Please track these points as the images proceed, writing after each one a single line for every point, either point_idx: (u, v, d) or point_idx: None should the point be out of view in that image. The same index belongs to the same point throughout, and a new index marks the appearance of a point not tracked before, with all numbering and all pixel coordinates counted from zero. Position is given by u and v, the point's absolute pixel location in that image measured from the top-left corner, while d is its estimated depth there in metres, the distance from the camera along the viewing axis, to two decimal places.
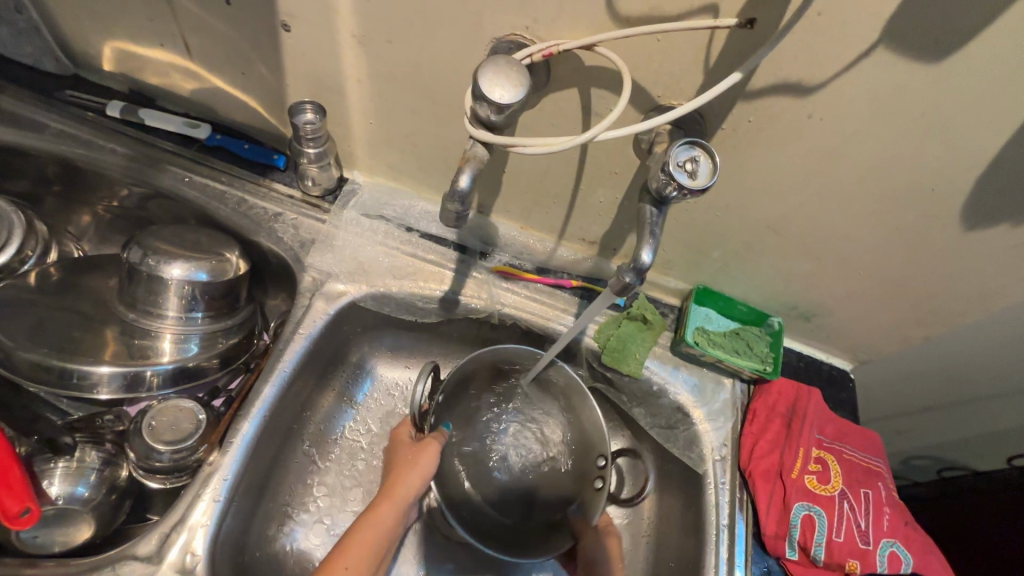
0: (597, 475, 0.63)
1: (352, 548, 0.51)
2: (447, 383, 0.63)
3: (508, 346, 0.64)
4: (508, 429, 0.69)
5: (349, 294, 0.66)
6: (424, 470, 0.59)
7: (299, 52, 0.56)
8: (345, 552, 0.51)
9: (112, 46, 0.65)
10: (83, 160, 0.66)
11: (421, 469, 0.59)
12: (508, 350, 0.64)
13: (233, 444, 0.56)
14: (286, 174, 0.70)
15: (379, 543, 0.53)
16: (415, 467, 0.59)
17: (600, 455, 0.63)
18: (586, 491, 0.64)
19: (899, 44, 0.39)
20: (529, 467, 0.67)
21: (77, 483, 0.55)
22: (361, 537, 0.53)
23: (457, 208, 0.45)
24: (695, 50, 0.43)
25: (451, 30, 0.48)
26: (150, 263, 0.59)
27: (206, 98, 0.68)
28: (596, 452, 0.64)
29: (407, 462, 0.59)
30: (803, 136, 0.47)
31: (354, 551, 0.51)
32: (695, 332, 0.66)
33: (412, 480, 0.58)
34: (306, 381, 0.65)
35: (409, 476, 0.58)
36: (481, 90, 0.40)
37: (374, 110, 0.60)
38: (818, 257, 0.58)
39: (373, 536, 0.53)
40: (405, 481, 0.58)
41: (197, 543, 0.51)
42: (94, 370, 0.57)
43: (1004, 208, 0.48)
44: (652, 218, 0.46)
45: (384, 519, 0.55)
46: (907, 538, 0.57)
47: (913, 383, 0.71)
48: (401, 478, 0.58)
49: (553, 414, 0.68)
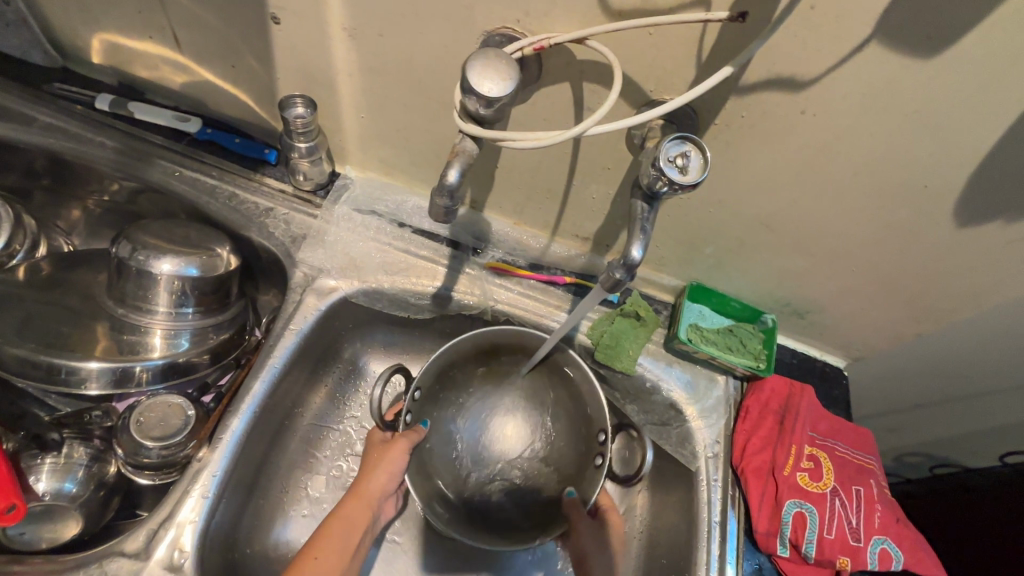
0: (598, 453, 0.63)
1: (320, 540, 0.53)
2: (421, 378, 0.63)
3: (482, 330, 0.64)
4: (496, 420, 0.66)
5: (340, 289, 0.65)
6: (388, 465, 0.60)
7: (289, 45, 0.55)
8: (314, 544, 0.53)
9: (101, 39, 0.64)
10: (71, 153, 0.65)
11: (386, 464, 0.61)
12: (507, 332, 0.64)
13: (221, 440, 0.55)
14: (277, 169, 0.70)
15: (347, 535, 0.56)
16: (379, 463, 0.61)
17: (599, 430, 0.64)
18: (585, 470, 0.64)
19: (892, 39, 0.39)
20: (518, 460, 0.65)
21: (65, 480, 0.55)
22: (329, 531, 0.55)
23: (446, 202, 0.45)
24: (686, 45, 0.42)
25: (442, 24, 0.48)
26: (139, 259, 0.59)
27: (196, 91, 0.67)
28: (597, 428, 0.64)
29: (372, 461, 0.62)
30: (796, 131, 0.47)
31: (324, 546, 0.53)
32: (688, 329, 0.66)
33: (376, 475, 0.60)
34: (297, 377, 0.65)
35: (373, 472, 0.60)
36: (470, 83, 0.40)
37: (365, 104, 0.60)
38: (812, 253, 0.58)
39: (341, 529, 0.56)
40: (371, 479, 0.60)
41: (186, 540, 0.51)
42: (83, 365, 0.56)
43: (997, 204, 0.47)
44: (642, 215, 0.45)
45: (350, 513, 0.57)
46: (898, 534, 0.57)
47: (906, 380, 0.71)
48: (366, 475, 0.60)
49: (541, 404, 0.67)
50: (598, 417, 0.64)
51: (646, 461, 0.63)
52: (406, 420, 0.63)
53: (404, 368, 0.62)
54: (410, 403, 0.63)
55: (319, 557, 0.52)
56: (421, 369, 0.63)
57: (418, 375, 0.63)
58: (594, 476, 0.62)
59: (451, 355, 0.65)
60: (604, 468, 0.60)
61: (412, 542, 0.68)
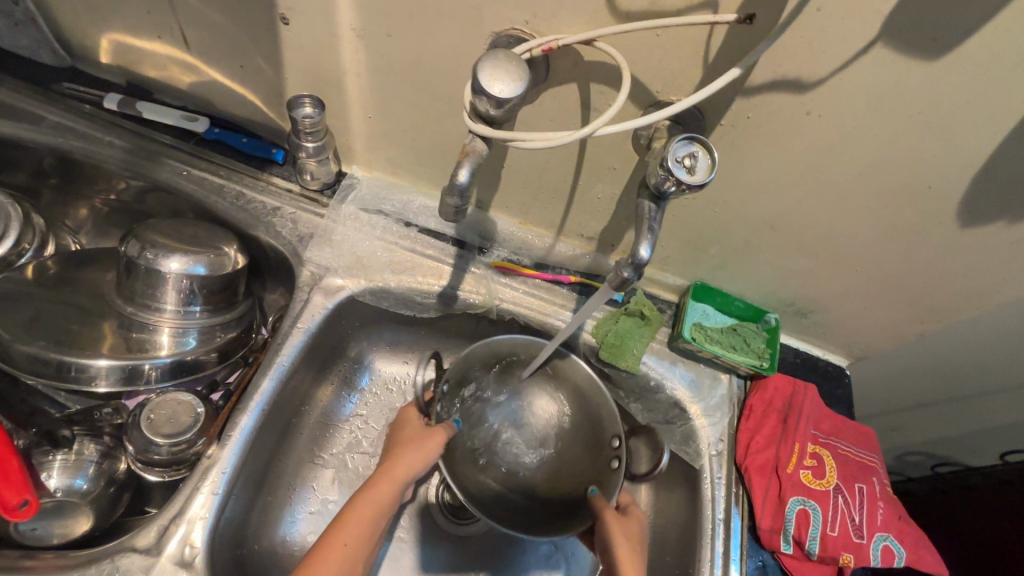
0: (613, 456, 0.62)
1: (349, 526, 0.51)
2: (449, 371, 0.65)
3: (504, 337, 0.65)
4: (515, 422, 0.67)
5: (347, 288, 0.66)
6: (426, 454, 0.58)
7: (298, 45, 0.56)
8: (344, 530, 0.51)
9: (109, 39, 0.65)
10: (80, 152, 0.65)
11: (424, 452, 0.58)
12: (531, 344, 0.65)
13: (231, 437, 0.56)
14: (285, 169, 0.70)
15: (375, 522, 0.53)
16: (417, 449, 0.58)
17: (613, 436, 0.63)
18: (600, 476, 0.63)
19: (896, 42, 0.39)
20: (534, 463, 0.65)
21: (76, 476, 0.55)
22: (359, 513, 0.52)
23: (456, 201, 0.45)
24: (694, 46, 0.43)
25: (451, 25, 0.48)
26: (148, 257, 0.59)
27: (204, 91, 0.68)
28: (612, 431, 0.64)
29: (411, 443, 0.59)
30: (801, 133, 0.47)
31: (353, 532, 0.51)
32: (693, 328, 0.67)
33: (415, 462, 0.57)
34: (304, 374, 0.65)
35: (411, 457, 0.57)
36: (481, 84, 0.40)
37: (373, 104, 0.60)
38: (816, 253, 0.59)
39: (372, 514, 0.53)
40: (407, 464, 0.56)
41: (196, 536, 0.52)
42: (92, 363, 0.57)
43: (1000, 205, 0.48)
44: (650, 214, 0.46)
45: (383, 496, 0.54)
46: (900, 531, 0.57)
47: (909, 380, 0.71)
48: (403, 457, 0.57)
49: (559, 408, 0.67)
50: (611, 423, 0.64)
51: (662, 460, 0.61)
52: (437, 411, 0.64)
53: (437, 356, 0.65)
54: (440, 396, 0.65)
55: (348, 545, 0.50)
56: (451, 362, 0.65)
57: (448, 368, 0.65)
58: (614, 479, 0.61)
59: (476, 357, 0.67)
60: (622, 469, 0.60)
61: (419, 538, 0.68)
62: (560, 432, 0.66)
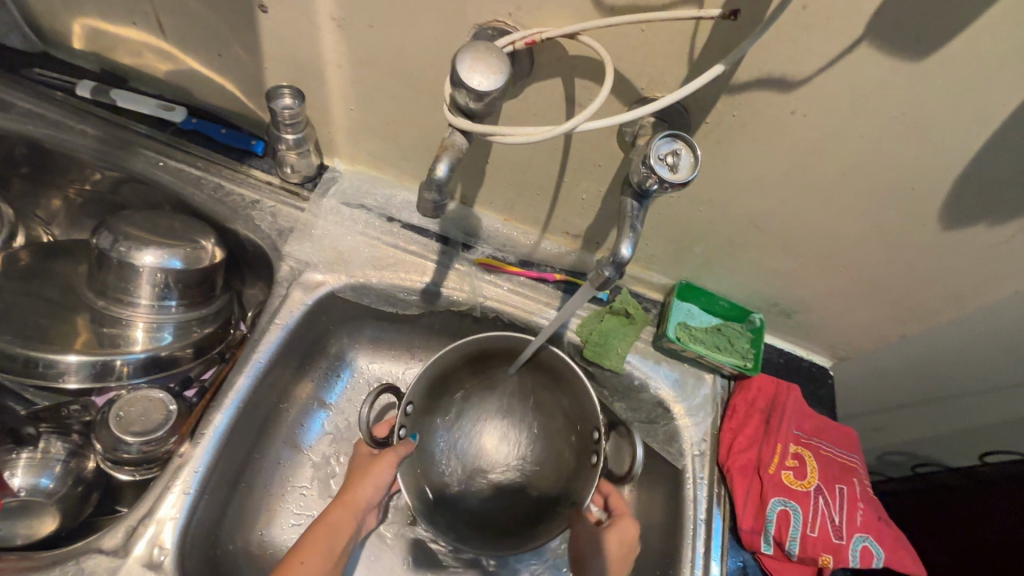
0: (594, 450, 0.62)
1: (307, 546, 0.52)
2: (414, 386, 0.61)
3: (478, 338, 0.63)
4: (481, 431, 0.67)
5: (327, 284, 0.65)
6: (380, 477, 0.59)
7: (278, 33, 0.54)
8: (302, 549, 0.51)
9: (83, 24, 0.63)
10: (52, 141, 0.64)
11: (377, 475, 0.59)
12: (491, 339, 0.64)
13: (204, 435, 0.54)
14: (264, 161, 0.69)
15: (333, 544, 0.54)
16: (368, 473, 0.59)
17: (594, 428, 0.62)
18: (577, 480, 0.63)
19: (881, 41, 0.39)
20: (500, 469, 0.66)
21: (41, 475, 0.54)
22: (316, 538, 0.53)
23: (434, 196, 0.44)
24: (680, 41, 0.42)
25: (434, 16, 0.47)
26: (121, 250, 0.58)
27: (183, 80, 0.66)
28: (592, 425, 0.62)
29: (362, 472, 0.60)
30: (787, 131, 0.47)
31: (310, 548, 0.52)
32: (677, 328, 0.66)
33: (368, 487, 0.58)
34: (283, 371, 0.64)
35: (364, 482, 0.58)
36: (459, 76, 0.39)
37: (356, 96, 0.59)
38: (800, 253, 0.58)
39: (329, 538, 0.54)
40: (357, 487, 0.58)
41: (166, 536, 0.50)
42: (61, 359, 0.56)
43: (981, 207, 0.48)
44: (632, 212, 0.45)
45: (338, 523, 0.55)
46: (879, 533, 0.57)
47: (891, 381, 0.72)
48: (356, 485, 0.58)
49: (525, 412, 0.68)
50: (592, 414, 0.62)
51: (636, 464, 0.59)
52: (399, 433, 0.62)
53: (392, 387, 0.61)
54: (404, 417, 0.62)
55: (306, 562, 0.50)
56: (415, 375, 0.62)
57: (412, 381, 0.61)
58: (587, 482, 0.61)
59: (445, 365, 0.64)
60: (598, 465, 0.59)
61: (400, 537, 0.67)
62: (527, 443, 0.67)
